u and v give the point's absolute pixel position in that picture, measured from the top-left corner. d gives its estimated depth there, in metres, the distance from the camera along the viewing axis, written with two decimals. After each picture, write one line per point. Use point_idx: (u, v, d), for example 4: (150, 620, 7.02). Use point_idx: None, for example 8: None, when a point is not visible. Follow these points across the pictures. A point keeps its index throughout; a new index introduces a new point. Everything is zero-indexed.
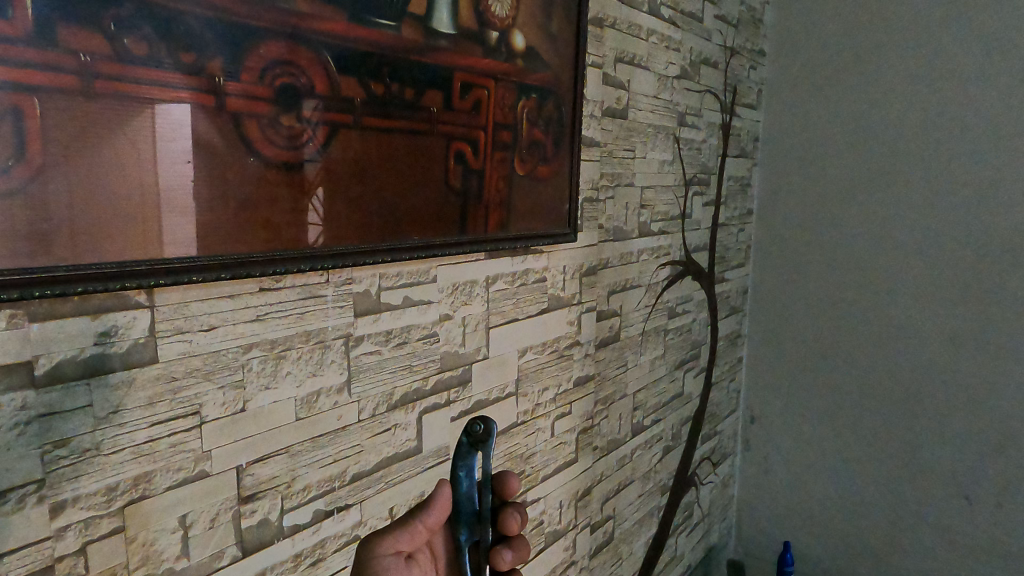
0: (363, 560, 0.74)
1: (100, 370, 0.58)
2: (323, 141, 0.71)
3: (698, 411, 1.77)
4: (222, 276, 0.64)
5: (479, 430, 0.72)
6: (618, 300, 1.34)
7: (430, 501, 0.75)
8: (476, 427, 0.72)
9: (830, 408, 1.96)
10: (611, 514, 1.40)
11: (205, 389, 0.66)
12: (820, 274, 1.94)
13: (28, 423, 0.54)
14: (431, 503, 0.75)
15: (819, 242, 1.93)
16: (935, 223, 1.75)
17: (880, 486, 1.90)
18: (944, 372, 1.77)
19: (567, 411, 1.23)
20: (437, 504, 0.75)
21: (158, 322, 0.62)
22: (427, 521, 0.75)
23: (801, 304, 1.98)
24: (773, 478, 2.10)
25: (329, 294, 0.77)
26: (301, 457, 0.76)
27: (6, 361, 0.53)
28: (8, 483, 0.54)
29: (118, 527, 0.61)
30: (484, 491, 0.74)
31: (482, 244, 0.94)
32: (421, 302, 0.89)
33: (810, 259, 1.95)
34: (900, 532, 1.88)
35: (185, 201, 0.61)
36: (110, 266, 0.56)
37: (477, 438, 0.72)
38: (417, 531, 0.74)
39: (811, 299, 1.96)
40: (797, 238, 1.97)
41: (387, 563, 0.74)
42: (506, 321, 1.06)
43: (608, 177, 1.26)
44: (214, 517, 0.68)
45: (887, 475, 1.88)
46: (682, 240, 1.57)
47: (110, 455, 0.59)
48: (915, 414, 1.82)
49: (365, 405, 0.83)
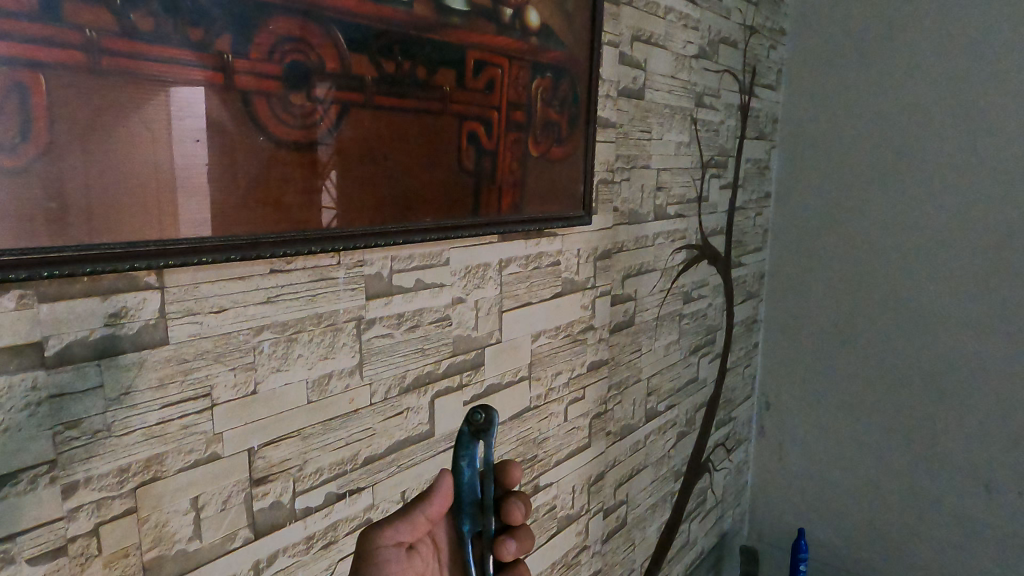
0: (363, 551, 0.73)
1: (111, 351, 0.58)
2: (334, 120, 0.70)
3: (713, 396, 1.75)
4: (233, 258, 0.63)
5: (479, 418, 0.70)
6: (633, 284, 1.33)
7: (432, 492, 0.73)
8: (477, 415, 0.70)
9: (847, 395, 1.94)
10: (624, 499, 1.40)
11: (216, 371, 0.66)
12: (838, 260, 1.91)
13: (39, 404, 0.54)
14: (432, 493, 0.73)
15: (838, 226, 1.90)
16: (958, 208, 1.70)
17: (898, 474, 1.87)
18: (965, 361, 1.73)
19: (580, 395, 1.22)
20: (436, 496, 0.73)
21: (169, 304, 0.61)
22: (428, 512, 0.73)
23: (819, 289, 1.95)
24: (787, 464, 2.08)
25: (340, 276, 0.76)
26: (312, 441, 0.76)
27: (15, 341, 0.52)
28: (20, 464, 0.54)
29: (130, 508, 0.61)
30: (487, 480, 0.73)
31: (495, 226, 0.93)
32: (433, 285, 0.88)
33: (829, 244, 1.92)
34: (917, 521, 1.86)
35: (195, 181, 0.60)
36: (119, 247, 0.55)
37: (476, 427, 0.70)
38: (417, 523, 0.73)
39: (829, 284, 1.93)
40: (816, 222, 1.94)
41: (387, 555, 0.73)
42: (519, 305, 1.05)
43: (623, 159, 1.24)
44: (226, 499, 0.68)
45: (904, 464, 1.86)
46: (699, 223, 1.55)
47: (121, 437, 0.59)
48: (934, 402, 1.79)
49: (376, 388, 0.83)
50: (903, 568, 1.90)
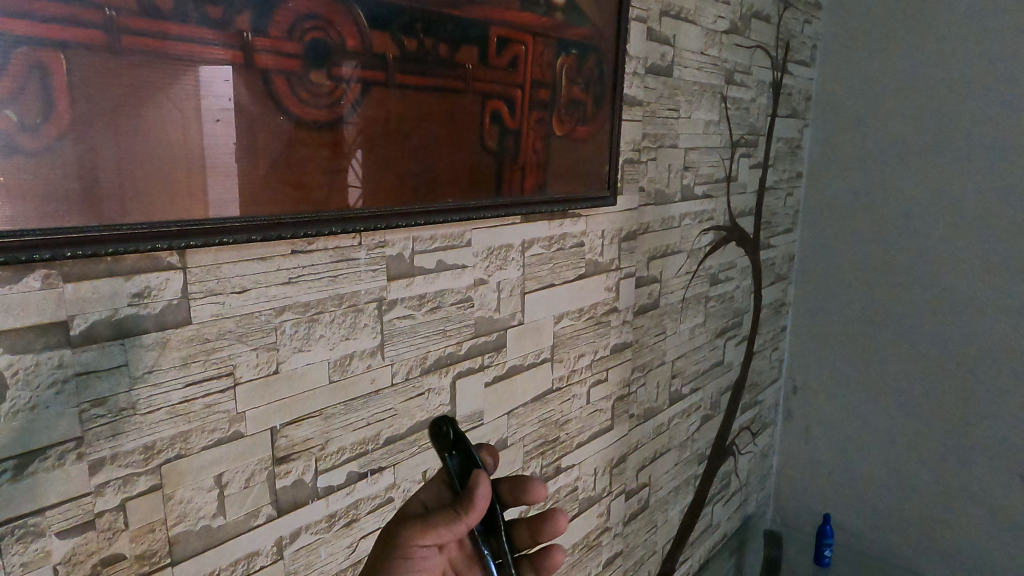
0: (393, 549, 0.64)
1: (134, 330, 0.58)
2: (355, 99, 0.69)
3: (739, 379, 1.73)
4: (253, 238, 0.63)
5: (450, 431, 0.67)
6: (658, 266, 1.31)
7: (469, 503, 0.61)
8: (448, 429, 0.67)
9: (877, 380, 1.90)
10: (647, 482, 1.39)
11: (239, 351, 0.66)
12: (871, 242, 1.86)
13: (66, 381, 0.55)
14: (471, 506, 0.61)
15: (872, 208, 1.85)
16: (999, 189, 1.64)
17: (928, 462, 1.84)
18: (1001, 349, 1.68)
19: (603, 377, 1.21)
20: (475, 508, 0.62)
21: (191, 284, 0.61)
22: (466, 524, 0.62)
23: (850, 272, 1.91)
24: (814, 449, 2.06)
25: (361, 257, 0.76)
26: (334, 420, 0.76)
27: (41, 320, 0.53)
28: (47, 440, 0.55)
29: (155, 485, 0.62)
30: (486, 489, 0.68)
31: (518, 207, 0.92)
32: (455, 266, 0.88)
33: (862, 226, 1.87)
34: (946, 508, 1.82)
35: (217, 160, 0.60)
36: (141, 226, 0.56)
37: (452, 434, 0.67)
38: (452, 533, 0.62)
39: (861, 267, 1.88)
40: (848, 203, 1.89)
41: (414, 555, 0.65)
42: (543, 287, 1.04)
43: (650, 138, 1.21)
44: (249, 477, 0.69)
45: (935, 451, 1.82)
46: (727, 204, 1.52)
47: (146, 414, 0.60)
48: (968, 389, 1.74)
49: (398, 369, 0.83)
50: (931, 555, 1.87)
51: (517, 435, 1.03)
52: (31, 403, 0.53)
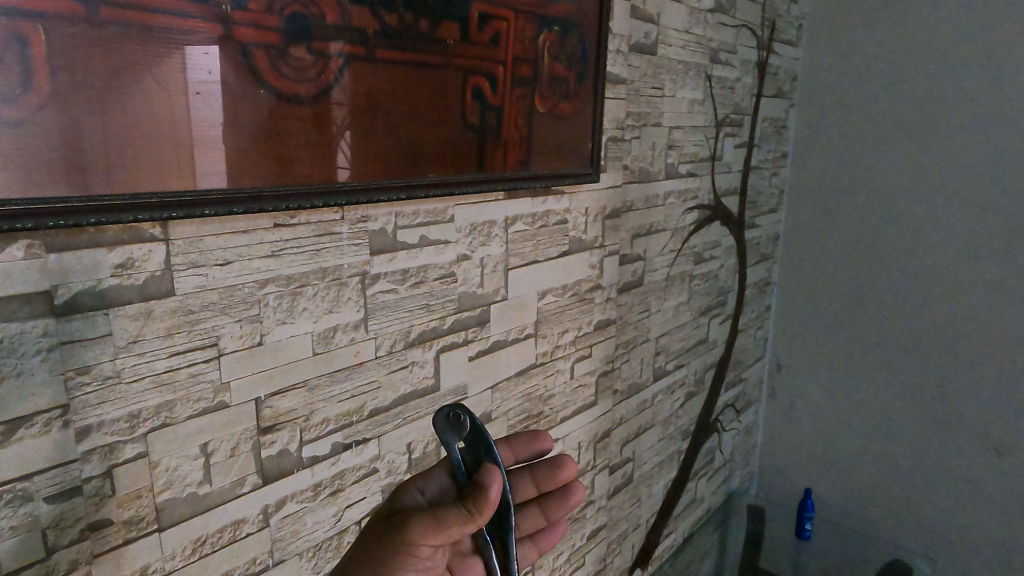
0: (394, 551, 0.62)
1: (118, 301, 0.60)
2: (336, 74, 0.69)
3: (723, 357, 1.76)
4: (235, 211, 0.64)
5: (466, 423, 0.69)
6: (642, 244, 1.32)
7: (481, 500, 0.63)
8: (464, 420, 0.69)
9: (859, 358, 1.93)
10: (631, 456, 1.42)
11: (222, 322, 0.67)
12: (855, 222, 1.88)
13: (51, 349, 0.56)
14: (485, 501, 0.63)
15: (855, 187, 1.87)
16: (981, 169, 1.66)
17: (906, 437, 1.88)
18: (980, 327, 1.71)
19: (587, 353, 1.23)
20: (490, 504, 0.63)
21: (173, 256, 0.62)
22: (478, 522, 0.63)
23: (834, 252, 1.93)
24: (797, 426, 2.09)
25: (344, 231, 0.77)
26: (318, 392, 0.78)
27: (26, 290, 0.54)
28: (33, 407, 0.56)
29: (142, 452, 0.63)
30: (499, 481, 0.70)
31: (500, 182, 0.93)
32: (438, 241, 0.89)
33: (846, 206, 1.89)
34: (925, 482, 1.86)
35: (200, 133, 0.60)
36: (122, 198, 0.56)
37: (467, 424, 0.69)
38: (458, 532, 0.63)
39: (845, 246, 1.91)
40: (833, 184, 1.91)
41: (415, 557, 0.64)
42: (527, 263, 1.05)
43: (634, 117, 1.22)
44: (235, 446, 0.70)
45: (914, 426, 1.86)
46: (712, 183, 1.53)
47: (131, 383, 0.61)
48: (947, 366, 1.77)
49: (382, 342, 0.84)
50: (909, 528, 1.91)
51: (500, 409, 1.05)
52: (17, 370, 0.55)
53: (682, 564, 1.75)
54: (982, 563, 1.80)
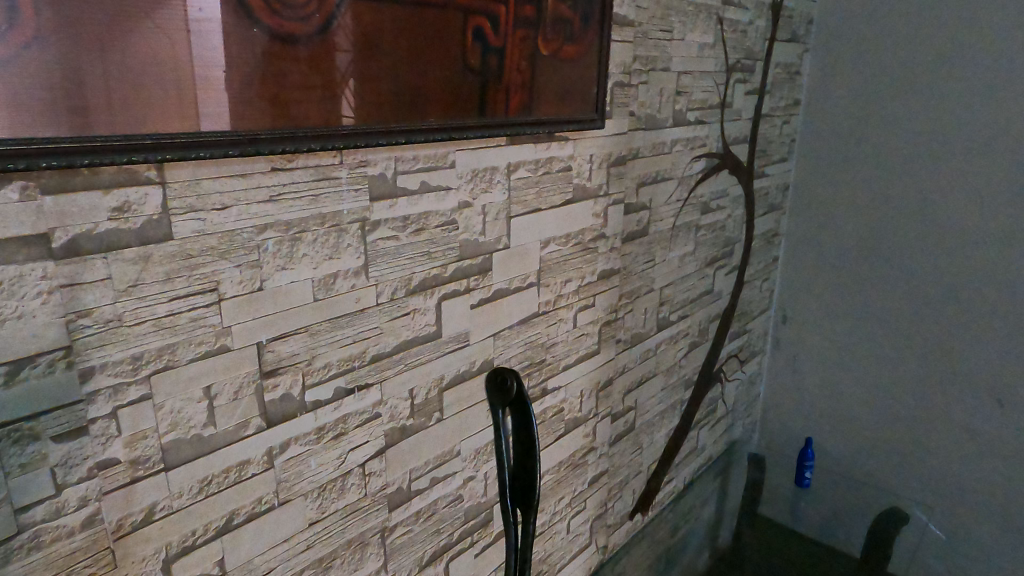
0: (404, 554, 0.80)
1: (117, 245, 0.60)
2: (331, 12, 0.67)
3: (728, 308, 1.75)
4: (231, 153, 0.63)
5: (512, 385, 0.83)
6: (648, 193, 1.30)
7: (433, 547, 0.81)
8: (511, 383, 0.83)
9: (861, 322, 1.94)
10: (633, 405, 1.43)
11: (222, 267, 0.67)
12: (863, 183, 1.86)
13: (52, 292, 0.57)
14: None
15: (866, 148, 1.84)
16: (994, 133, 1.62)
17: (907, 399, 1.90)
18: (982, 295, 1.71)
19: (591, 303, 1.23)
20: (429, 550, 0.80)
21: (170, 200, 0.62)
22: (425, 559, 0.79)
23: (841, 215, 1.92)
24: (801, 375, 2.11)
25: (343, 176, 0.76)
26: (320, 337, 0.78)
27: (23, 233, 0.54)
28: (37, 348, 0.56)
29: (145, 394, 0.64)
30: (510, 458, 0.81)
31: (502, 127, 0.91)
32: (439, 188, 0.88)
33: (855, 168, 1.87)
34: (927, 432, 1.88)
35: (201, 75, 0.60)
36: (115, 138, 0.56)
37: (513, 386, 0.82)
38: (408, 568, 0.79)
39: (852, 210, 1.89)
40: (842, 144, 1.88)
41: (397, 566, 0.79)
42: (530, 211, 1.04)
43: (641, 61, 1.19)
44: (238, 389, 0.71)
45: (918, 378, 1.86)
46: (721, 130, 1.50)
47: (132, 326, 0.62)
48: (954, 319, 1.76)
49: (383, 289, 0.84)
50: (909, 477, 1.94)
51: (502, 357, 1.06)
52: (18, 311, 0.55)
53: (682, 509, 1.79)
54: (979, 512, 1.82)
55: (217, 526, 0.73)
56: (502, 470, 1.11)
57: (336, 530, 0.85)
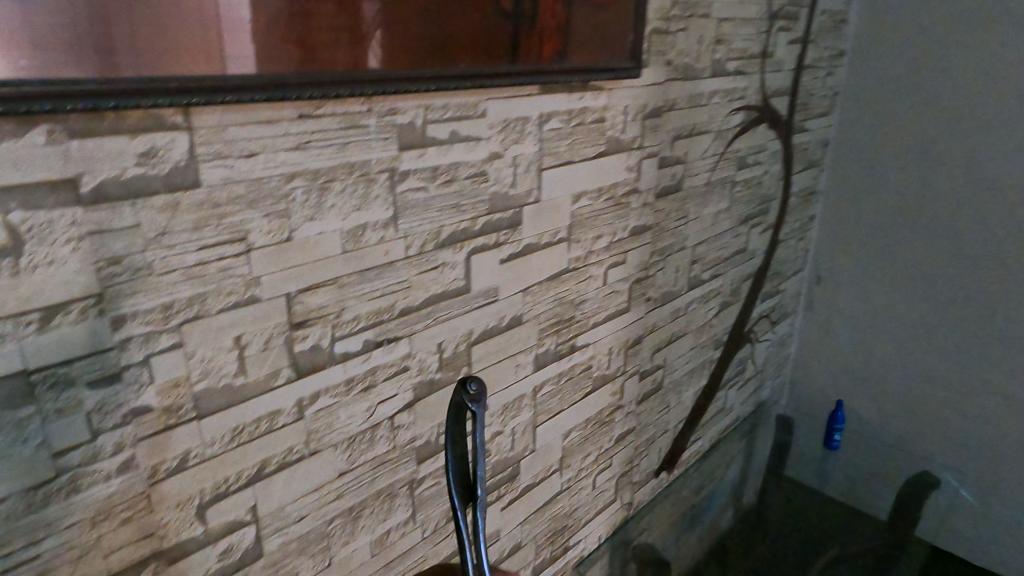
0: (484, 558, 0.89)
1: (145, 191, 0.68)
2: None
3: (761, 267, 1.71)
4: (259, 96, 0.71)
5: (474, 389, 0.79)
6: (683, 147, 1.27)
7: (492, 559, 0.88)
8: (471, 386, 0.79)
9: (880, 280, 2.29)
10: (662, 364, 1.42)
11: (251, 217, 0.76)
12: (896, 166, 2.20)
13: (82, 240, 0.66)
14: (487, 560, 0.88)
15: (874, 139, 2.21)
16: None
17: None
18: (995, 251, 2.03)
19: (622, 260, 1.21)
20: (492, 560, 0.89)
21: (197, 145, 0.71)
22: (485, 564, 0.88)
23: (864, 195, 2.27)
24: (834, 317, 2.45)
25: (371, 123, 0.83)
26: (349, 289, 0.87)
27: (53, 177, 0.63)
28: (70, 296, 0.66)
29: (175, 342, 0.74)
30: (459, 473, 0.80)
31: (534, 75, 0.94)
32: (468, 138, 0.93)
33: (867, 157, 2.23)
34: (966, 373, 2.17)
35: (219, 24, 0.66)
36: (143, 82, 0.63)
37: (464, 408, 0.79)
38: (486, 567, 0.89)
39: (869, 190, 2.25)
40: (855, 138, 2.25)
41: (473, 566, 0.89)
42: (562, 164, 1.06)
43: (681, 7, 1.14)
44: (268, 339, 0.81)
45: (948, 322, 2.18)
46: (761, 81, 1.44)
47: (161, 275, 0.71)
48: (971, 270, 2.09)
49: (413, 242, 0.91)
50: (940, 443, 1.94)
51: (528, 313, 1.08)
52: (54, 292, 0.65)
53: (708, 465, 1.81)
54: None
55: (247, 475, 0.84)
56: (530, 425, 1.12)
57: (364, 477, 0.96)
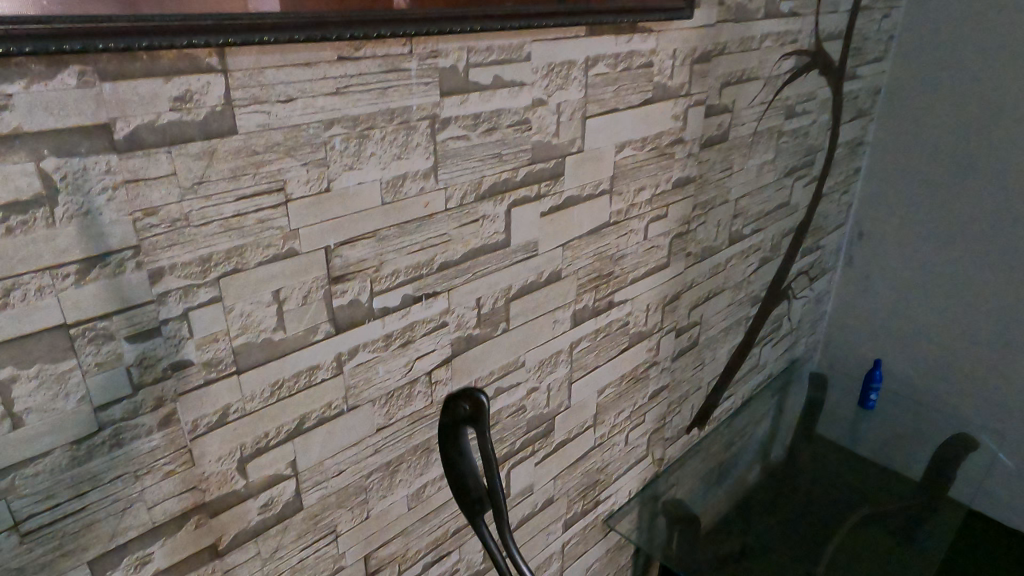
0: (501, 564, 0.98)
1: (181, 137, 0.68)
2: None
3: (804, 221, 1.66)
4: (296, 38, 0.70)
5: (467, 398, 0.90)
6: (731, 94, 1.25)
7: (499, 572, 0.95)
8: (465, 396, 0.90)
9: (915, 248, 2.36)
10: (699, 320, 1.41)
11: (288, 167, 0.76)
12: (942, 132, 2.23)
13: (116, 189, 0.66)
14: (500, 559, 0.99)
15: (928, 96, 2.22)
16: None
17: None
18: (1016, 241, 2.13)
19: (662, 214, 1.22)
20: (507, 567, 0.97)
21: (233, 89, 0.70)
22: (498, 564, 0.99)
23: (909, 163, 2.31)
24: (865, 277, 2.50)
25: (412, 67, 0.82)
26: (388, 243, 0.87)
27: (85, 123, 0.63)
28: (108, 247, 0.67)
29: (215, 296, 0.76)
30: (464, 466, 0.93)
31: (582, 16, 0.92)
32: (512, 84, 0.92)
33: (918, 115, 2.25)
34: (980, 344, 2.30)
35: None
36: (172, 21, 0.62)
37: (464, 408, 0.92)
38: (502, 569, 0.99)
39: (908, 154, 2.31)
40: (908, 93, 2.26)
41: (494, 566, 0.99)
42: (606, 111, 1.05)
43: None
44: (306, 295, 0.83)
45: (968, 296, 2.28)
46: (816, 23, 1.37)
47: (199, 227, 0.72)
48: (988, 253, 2.20)
49: (452, 194, 0.92)
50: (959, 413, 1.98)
51: (561, 266, 1.08)
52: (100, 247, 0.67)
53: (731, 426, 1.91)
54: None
55: (289, 428, 0.88)
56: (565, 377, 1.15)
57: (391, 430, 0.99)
